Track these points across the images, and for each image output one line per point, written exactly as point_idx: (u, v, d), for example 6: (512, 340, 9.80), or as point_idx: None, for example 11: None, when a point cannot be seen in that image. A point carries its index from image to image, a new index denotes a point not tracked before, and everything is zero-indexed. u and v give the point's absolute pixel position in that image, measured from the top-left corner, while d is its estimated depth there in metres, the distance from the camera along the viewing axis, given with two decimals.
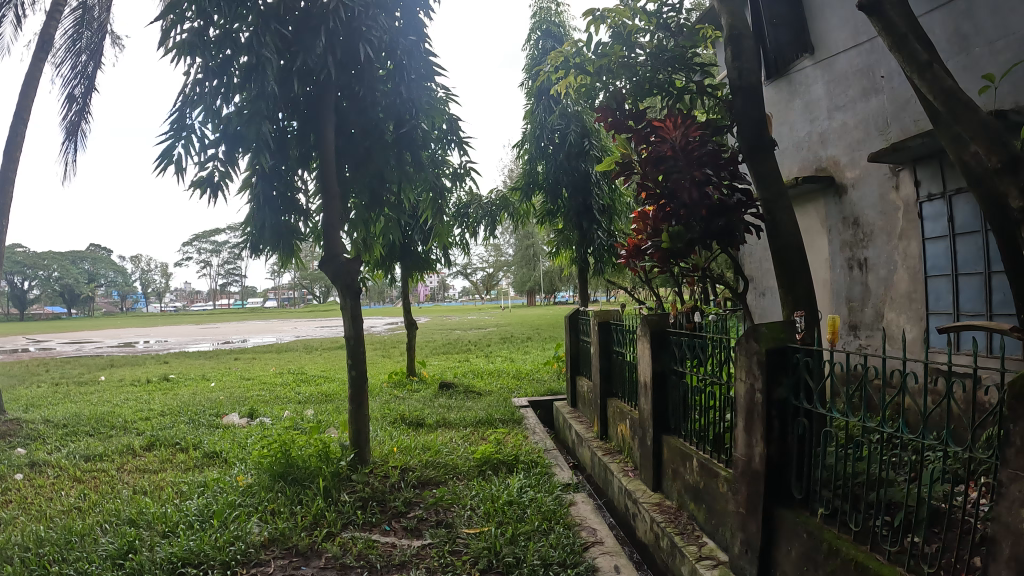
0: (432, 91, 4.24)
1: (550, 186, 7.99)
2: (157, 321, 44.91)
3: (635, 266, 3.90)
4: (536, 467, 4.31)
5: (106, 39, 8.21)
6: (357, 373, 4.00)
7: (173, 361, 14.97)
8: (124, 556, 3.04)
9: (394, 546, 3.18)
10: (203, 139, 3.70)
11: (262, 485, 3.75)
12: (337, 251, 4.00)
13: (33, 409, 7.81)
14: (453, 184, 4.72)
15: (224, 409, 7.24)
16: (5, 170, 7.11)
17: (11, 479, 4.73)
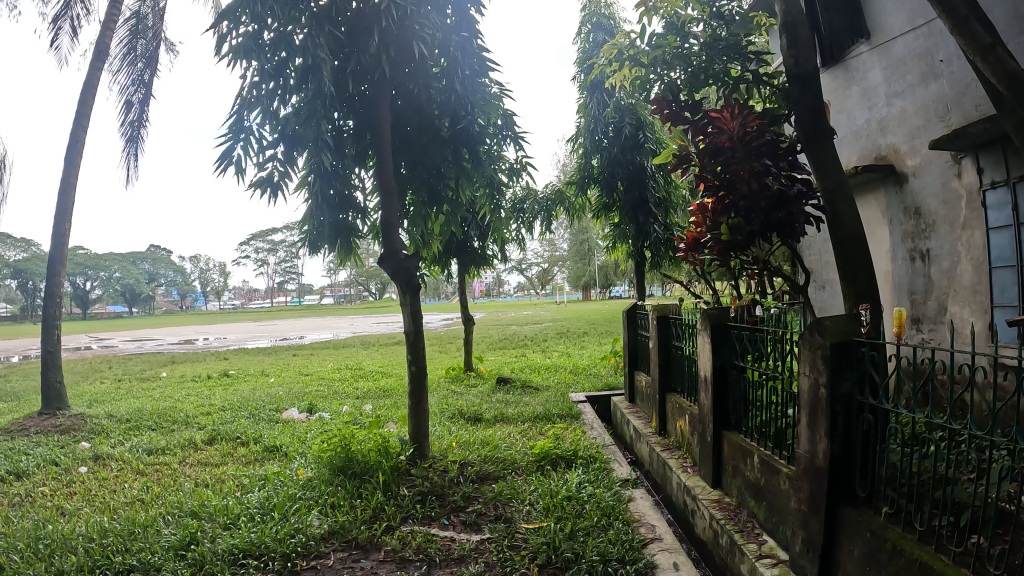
0: (486, 86, 4.20)
1: (606, 179, 7.93)
2: (209, 319, 46.16)
3: (694, 259, 3.87)
4: (595, 463, 4.30)
5: (160, 46, 8.46)
6: (416, 366, 4.06)
7: (234, 355, 15.39)
8: (187, 547, 3.13)
9: (453, 540, 3.20)
10: (262, 141, 3.77)
11: (323, 478, 3.83)
12: (396, 248, 4.04)
13: (97, 404, 8.12)
14: (510, 180, 4.72)
15: (283, 404, 7.41)
16: (67, 176, 7.41)
17: (75, 473, 4.92)
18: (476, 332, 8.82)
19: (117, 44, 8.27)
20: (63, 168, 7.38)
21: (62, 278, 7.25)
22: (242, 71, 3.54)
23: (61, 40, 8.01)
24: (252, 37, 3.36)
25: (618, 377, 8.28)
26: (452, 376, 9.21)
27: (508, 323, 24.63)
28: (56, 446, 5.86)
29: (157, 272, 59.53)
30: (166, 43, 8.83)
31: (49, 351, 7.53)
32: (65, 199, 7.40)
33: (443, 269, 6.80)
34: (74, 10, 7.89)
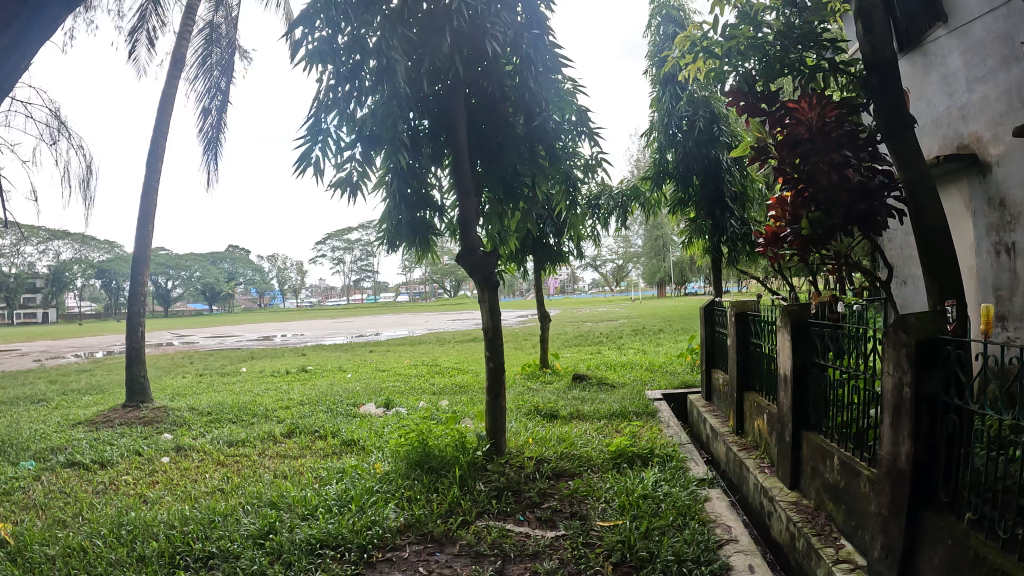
0: (560, 83, 4.19)
1: (681, 174, 7.82)
2: (281, 317, 47.70)
3: (773, 254, 3.80)
4: (672, 461, 4.25)
5: (233, 53, 8.76)
6: (494, 363, 4.10)
7: (312, 351, 15.88)
8: (265, 536, 3.25)
9: (528, 536, 3.22)
10: (340, 142, 3.86)
11: (399, 472, 3.92)
12: (474, 245, 4.09)
13: (180, 397, 8.51)
14: (586, 176, 4.69)
15: (360, 398, 7.60)
16: (149, 181, 7.77)
17: (159, 462, 5.16)
18: (551, 329, 8.84)
19: (194, 54, 8.64)
20: (146, 172, 7.75)
21: (145, 277, 7.62)
22: (318, 74, 3.62)
23: (139, 51, 8.41)
24: (328, 42, 3.43)
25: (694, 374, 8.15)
26: (527, 374, 9.26)
27: (583, 320, 24.56)
28: (141, 437, 6.16)
29: (234, 271, 61.90)
30: (241, 50, 9.16)
31: (134, 346, 7.91)
32: (148, 202, 7.76)
33: (520, 267, 6.83)
34: (149, 23, 8.26)
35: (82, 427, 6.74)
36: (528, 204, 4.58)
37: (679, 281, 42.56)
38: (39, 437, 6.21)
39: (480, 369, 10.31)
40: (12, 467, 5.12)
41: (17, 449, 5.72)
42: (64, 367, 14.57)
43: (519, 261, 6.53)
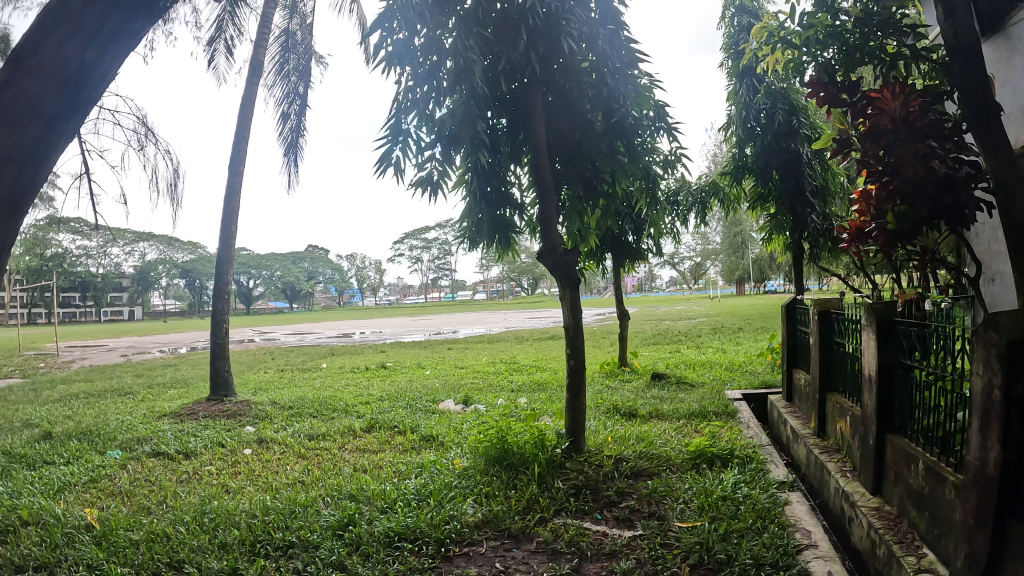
0: (637, 78, 4.13)
1: (760, 169, 7.61)
2: (356, 315, 48.93)
3: (857, 249, 3.66)
4: (752, 463, 4.15)
5: (309, 59, 9.03)
6: (575, 361, 4.07)
7: (391, 348, 16.25)
8: (344, 527, 3.35)
9: (605, 535, 3.20)
10: (420, 143, 3.93)
11: (480, 469, 3.98)
12: (555, 243, 4.10)
13: (263, 392, 8.84)
14: (665, 172, 4.61)
15: (440, 395, 7.73)
16: (232, 183, 8.10)
17: (243, 454, 5.38)
18: (628, 327, 8.75)
19: (272, 60, 8.97)
20: (229, 175, 8.08)
21: (228, 276, 7.94)
22: (396, 76, 3.68)
23: (219, 60, 8.79)
24: (406, 44, 3.48)
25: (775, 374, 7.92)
26: (604, 372, 9.21)
27: (661, 319, 24.23)
28: (224, 429, 6.43)
29: (313, 271, 63.88)
30: (317, 55, 9.44)
31: (218, 342, 8.27)
32: (231, 204, 8.09)
33: (598, 266, 6.80)
34: (227, 32, 8.60)
35: (169, 419, 7.08)
36: (608, 200, 4.54)
37: (758, 278, 41.39)
38: (128, 428, 6.55)
39: (556, 367, 10.32)
40: (104, 456, 5.43)
41: (109, 439, 6.06)
42: (156, 362, 15.38)
43: (596, 259, 6.49)
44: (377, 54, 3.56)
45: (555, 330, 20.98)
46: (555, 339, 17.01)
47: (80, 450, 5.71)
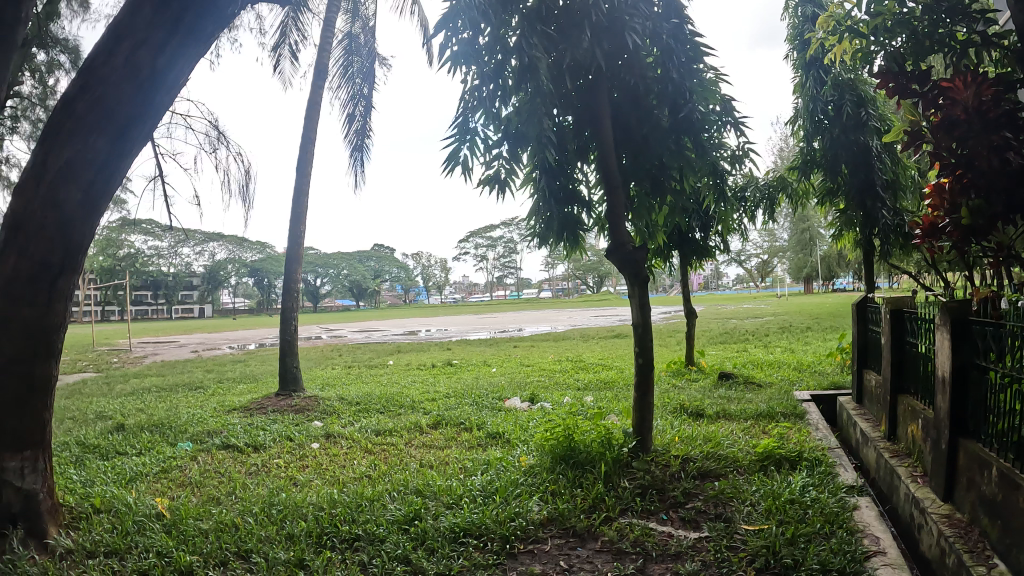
0: (703, 73, 4.05)
1: (828, 163, 7.37)
2: (420, 313, 49.63)
3: (930, 246, 3.49)
4: (821, 466, 4.04)
5: (372, 61, 9.19)
6: (643, 360, 4.04)
7: (456, 346, 16.42)
8: (410, 522, 3.41)
9: (671, 536, 3.17)
10: (487, 141, 3.95)
11: (546, 466, 4.00)
12: (624, 240, 4.08)
13: (331, 387, 9.07)
14: (732, 167, 4.52)
15: (506, 393, 7.79)
16: (300, 184, 8.32)
17: (311, 448, 5.53)
18: (696, 326, 8.60)
19: (336, 64, 9.19)
20: (296, 177, 8.31)
21: (299, 274, 8.18)
22: (462, 76, 3.71)
23: (284, 65, 9.04)
24: (470, 43, 3.46)
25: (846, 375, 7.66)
26: (671, 371, 9.09)
27: (727, 317, 23.75)
28: (292, 423, 6.62)
29: (380, 268, 65.09)
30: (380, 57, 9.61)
31: (286, 339, 8.51)
32: (299, 205, 8.32)
33: (664, 263, 6.71)
34: (291, 37, 8.83)
35: (239, 413, 7.33)
36: (677, 196, 4.45)
37: (829, 275, 40.08)
38: (199, 421, 6.81)
39: (622, 365, 10.23)
40: (176, 447, 5.66)
41: (180, 432, 6.31)
42: (230, 358, 15.96)
43: (662, 257, 6.42)
44: (442, 54, 3.57)
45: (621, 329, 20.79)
46: (620, 338, 16.87)
47: (152, 441, 5.96)
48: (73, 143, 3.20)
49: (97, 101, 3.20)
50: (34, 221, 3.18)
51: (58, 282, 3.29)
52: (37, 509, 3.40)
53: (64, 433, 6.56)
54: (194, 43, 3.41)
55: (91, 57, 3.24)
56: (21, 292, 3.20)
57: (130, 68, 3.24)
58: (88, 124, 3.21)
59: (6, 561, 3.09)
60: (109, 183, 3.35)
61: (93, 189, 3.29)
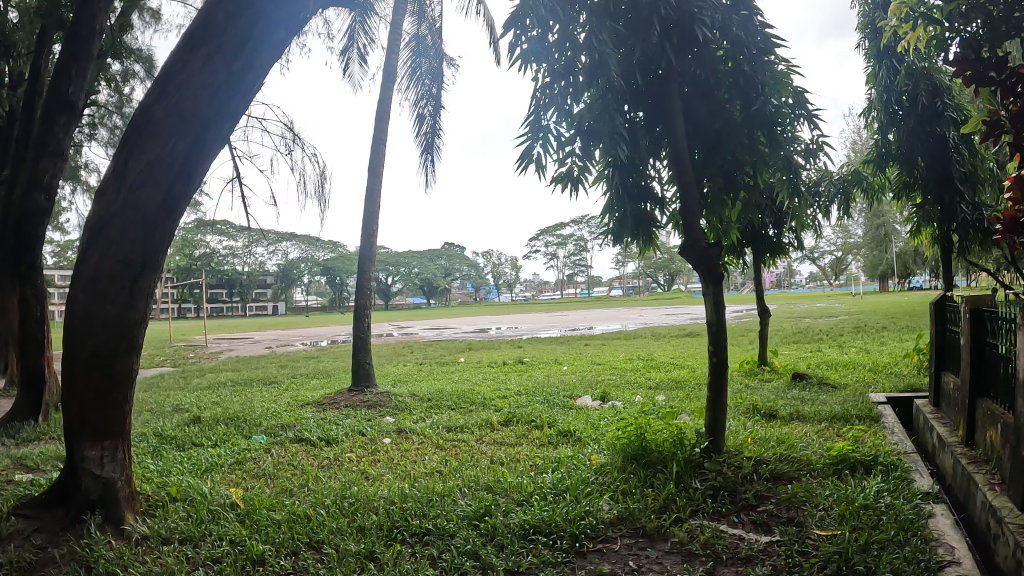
0: (774, 64, 3.96)
1: (902, 156, 7.10)
2: (483, 311, 50.03)
3: (1011, 242, 3.28)
4: (897, 471, 3.89)
5: (441, 61, 9.29)
6: (717, 358, 3.97)
7: (525, 344, 16.51)
8: (480, 517, 3.47)
9: (741, 539, 3.14)
10: (560, 138, 3.83)
11: (616, 465, 4.03)
12: (699, 237, 4.03)
13: (404, 384, 9.26)
14: (807, 162, 4.32)
15: (577, 391, 7.80)
16: (372, 184, 8.51)
17: (384, 442, 5.67)
18: (769, 324, 8.39)
19: (404, 66, 9.33)
20: (368, 178, 8.50)
21: (373, 273, 8.37)
22: (533, 74, 3.69)
23: (353, 68, 9.25)
24: (539, 41, 3.52)
25: (924, 377, 7.36)
26: (745, 371, 8.92)
27: (800, 316, 23.09)
28: (363, 419, 6.78)
29: (450, 267, 65.70)
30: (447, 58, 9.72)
31: (360, 336, 8.70)
32: (371, 204, 8.50)
33: (737, 260, 6.57)
34: (359, 41, 9.03)
35: (311, 408, 7.55)
36: (751, 192, 4.26)
37: (907, 272, 38.45)
38: (274, 415, 7.05)
39: (692, 365, 10.09)
40: (250, 440, 5.88)
41: (254, 425, 6.54)
42: (304, 354, 16.47)
43: (735, 254, 6.28)
44: (512, 53, 3.60)
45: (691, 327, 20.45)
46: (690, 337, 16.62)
47: (227, 434, 6.20)
48: (152, 146, 3.37)
49: (177, 107, 3.38)
50: (116, 221, 3.36)
51: (139, 279, 3.45)
52: (114, 496, 3.58)
53: (146, 425, 6.88)
54: (264, 49, 3.54)
55: (167, 66, 3.42)
56: (105, 289, 3.37)
57: (204, 74, 3.40)
58: (165, 129, 3.38)
59: (84, 544, 3.24)
60: (185, 184, 3.51)
61: (173, 190, 3.46)
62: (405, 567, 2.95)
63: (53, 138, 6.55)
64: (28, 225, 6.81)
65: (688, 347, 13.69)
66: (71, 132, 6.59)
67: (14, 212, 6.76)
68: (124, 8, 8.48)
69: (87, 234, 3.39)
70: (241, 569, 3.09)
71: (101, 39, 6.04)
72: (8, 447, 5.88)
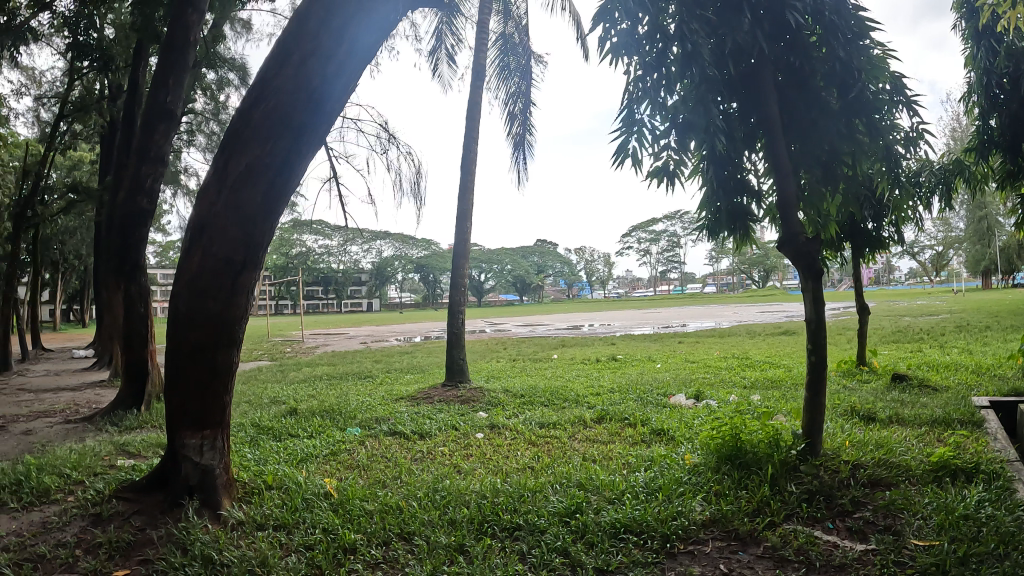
0: (870, 49, 3.74)
1: (1007, 143, 6.64)
2: (569, 308, 49.99)
3: None
4: (1001, 480, 3.64)
5: (530, 58, 9.31)
6: (816, 357, 3.79)
7: (618, 341, 16.42)
8: (571, 514, 3.49)
9: (836, 546, 3.02)
10: (655, 131, 3.67)
11: (710, 466, 3.96)
12: (796, 231, 3.84)
13: (498, 380, 9.39)
14: (907, 151, 4.08)
15: (671, 389, 7.69)
16: (465, 182, 8.65)
17: (477, 437, 5.77)
18: (868, 322, 8.02)
19: (493, 65, 9.43)
20: (461, 176, 8.64)
21: (466, 270, 8.51)
22: (624, 67, 3.57)
23: (442, 68, 9.40)
24: (629, 33, 3.42)
25: None
26: (842, 371, 8.56)
27: (902, 314, 21.98)
28: (457, 413, 6.91)
29: (543, 263, 66.81)
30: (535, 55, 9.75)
31: (456, 331, 8.87)
32: (465, 202, 8.65)
33: (833, 255, 6.28)
34: (447, 41, 9.16)
35: (405, 402, 7.76)
36: (850, 184, 4.01)
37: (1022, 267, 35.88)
38: (368, 408, 7.28)
39: (791, 364, 9.76)
40: (346, 432, 6.09)
41: (349, 417, 6.77)
42: (398, 350, 16.93)
43: (833, 249, 6.03)
44: (601, 47, 3.49)
45: (788, 325, 19.75)
46: (788, 335, 16.06)
47: (323, 426, 6.45)
48: (251, 149, 3.50)
49: (273, 111, 3.48)
50: (219, 222, 3.53)
51: (241, 276, 3.61)
52: (211, 482, 3.79)
53: (246, 416, 7.24)
54: (360, 48, 3.58)
55: (266, 69, 3.53)
56: (209, 285, 3.56)
57: (300, 77, 3.48)
58: (264, 131, 3.49)
59: (182, 527, 3.43)
60: (283, 185, 3.63)
61: (271, 191, 3.58)
62: (495, 561, 2.99)
63: (153, 145, 6.97)
64: (132, 226, 7.28)
65: (785, 345, 13.25)
66: (170, 138, 6.99)
67: (121, 214, 7.24)
68: (215, 20, 8.94)
69: (192, 234, 3.59)
70: (334, 556, 3.20)
71: (196, 49, 6.40)
72: (115, 434, 6.30)
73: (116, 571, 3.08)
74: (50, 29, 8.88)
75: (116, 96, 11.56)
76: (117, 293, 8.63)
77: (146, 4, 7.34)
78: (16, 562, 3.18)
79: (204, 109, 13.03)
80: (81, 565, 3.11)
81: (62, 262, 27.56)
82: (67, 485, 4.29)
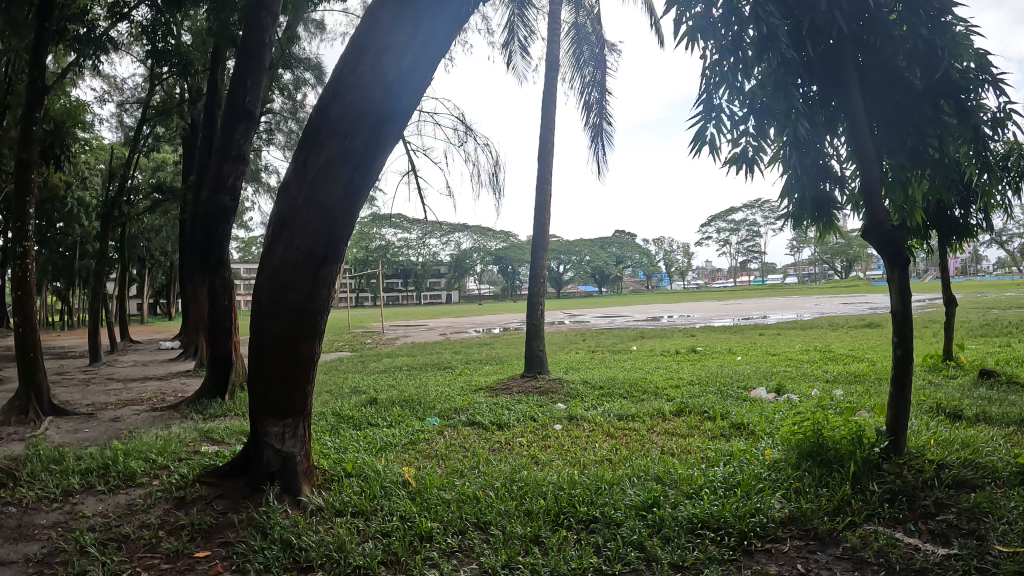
0: (953, 25, 3.51)
1: None
2: (642, 300, 49.37)
3: None
4: None
5: (603, 47, 9.20)
6: (902, 351, 3.61)
7: (699, 332, 16.10)
8: (648, 508, 3.45)
9: (916, 549, 2.89)
10: (734, 117, 3.56)
11: (790, 462, 3.84)
12: (882, 218, 3.66)
13: (574, 371, 9.37)
14: (994, 133, 3.84)
15: (752, 382, 7.50)
16: (542, 172, 8.65)
17: (554, 428, 5.79)
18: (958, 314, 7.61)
19: (567, 55, 9.36)
20: (539, 167, 8.65)
21: (542, 261, 8.53)
22: (700, 52, 3.42)
23: (515, 60, 9.41)
24: (704, 17, 3.24)
25: None
26: (927, 367, 8.14)
27: (1000, 306, 20.67)
28: (536, 405, 6.94)
29: (621, 254, 66.11)
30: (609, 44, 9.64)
31: (534, 322, 8.89)
32: (541, 192, 8.64)
33: (921, 243, 5.98)
34: (520, 33, 9.15)
35: (484, 393, 7.84)
36: (936, 168, 3.81)
37: None
38: (445, 398, 7.40)
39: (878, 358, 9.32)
40: (424, 422, 6.20)
41: (428, 407, 6.89)
42: (475, 340, 17.06)
43: (920, 236, 5.74)
44: (676, 32, 3.34)
45: (874, 321, 16.83)
46: (872, 327, 15.44)
47: (402, 415, 6.60)
48: (331, 144, 3.60)
49: (350, 107, 3.57)
50: (299, 217, 3.65)
51: (322, 268, 3.72)
52: (292, 469, 3.91)
53: (327, 405, 7.46)
54: (433, 40, 3.59)
55: (341, 66, 3.62)
56: (292, 277, 3.69)
57: (375, 72, 3.53)
58: (342, 127, 3.59)
59: (263, 512, 3.57)
60: (362, 179, 3.69)
61: (349, 185, 3.66)
62: (570, 554, 2.99)
63: (234, 144, 7.23)
64: (216, 224, 7.59)
65: (872, 336, 12.65)
66: (249, 137, 7.23)
67: (204, 212, 7.56)
68: (288, 22, 9.20)
69: (275, 228, 3.74)
70: (409, 544, 3.27)
71: (271, 51, 6.61)
72: (200, 422, 6.62)
73: (197, 552, 3.24)
74: (131, 37, 9.29)
75: (198, 99, 12.04)
76: (202, 287, 9.03)
77: (221, 10, 7.63)
78: (102, 541, 3.39)
79: (283, 108, 13.45)
80: (164, 547, 3.29)
81: (152, 258, 28.96)
82: (151, 470, 4.53)
